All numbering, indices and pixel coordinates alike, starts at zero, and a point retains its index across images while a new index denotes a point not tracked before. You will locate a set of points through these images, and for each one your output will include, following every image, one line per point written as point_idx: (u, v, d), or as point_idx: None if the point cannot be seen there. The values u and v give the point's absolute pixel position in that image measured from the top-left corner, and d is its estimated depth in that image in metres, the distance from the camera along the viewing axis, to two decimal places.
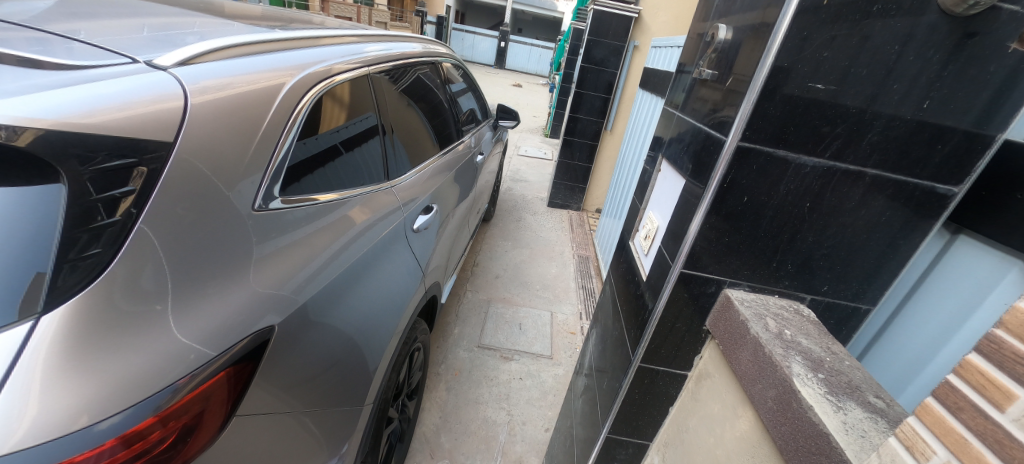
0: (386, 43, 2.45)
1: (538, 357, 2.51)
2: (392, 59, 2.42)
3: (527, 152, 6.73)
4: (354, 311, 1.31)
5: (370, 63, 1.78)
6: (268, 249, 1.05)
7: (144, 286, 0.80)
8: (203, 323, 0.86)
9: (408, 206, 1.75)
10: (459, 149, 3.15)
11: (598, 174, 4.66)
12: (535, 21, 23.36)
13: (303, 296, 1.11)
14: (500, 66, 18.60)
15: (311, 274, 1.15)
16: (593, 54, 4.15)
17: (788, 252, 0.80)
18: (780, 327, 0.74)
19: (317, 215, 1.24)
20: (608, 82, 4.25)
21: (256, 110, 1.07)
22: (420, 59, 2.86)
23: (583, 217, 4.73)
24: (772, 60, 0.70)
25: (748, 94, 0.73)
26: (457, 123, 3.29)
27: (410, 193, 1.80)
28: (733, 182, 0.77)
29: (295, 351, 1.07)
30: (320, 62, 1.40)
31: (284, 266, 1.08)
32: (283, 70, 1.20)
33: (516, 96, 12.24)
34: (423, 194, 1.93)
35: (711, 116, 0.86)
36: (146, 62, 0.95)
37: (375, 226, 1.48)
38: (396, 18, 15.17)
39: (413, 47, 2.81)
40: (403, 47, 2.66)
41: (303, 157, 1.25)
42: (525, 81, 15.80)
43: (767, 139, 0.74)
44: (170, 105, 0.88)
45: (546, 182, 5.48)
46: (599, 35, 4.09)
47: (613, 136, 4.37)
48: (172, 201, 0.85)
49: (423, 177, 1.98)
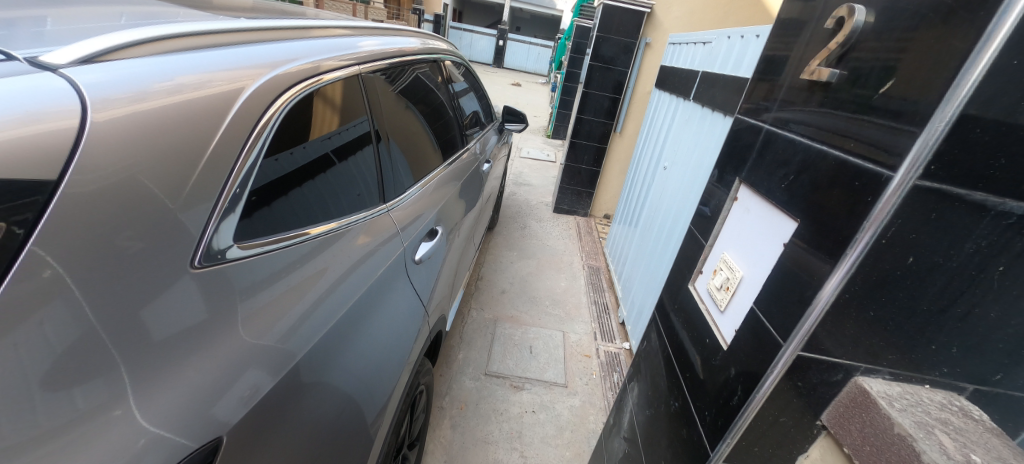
0: (379, 36, 2.19)
1: (551, 386, 2.28)
2: (388, 56, 2.17)
3: (531, 155, 6.50)
4: (350, 368, 1.19)
5: (362, 60, 1.56)
6: (252, 309, 0.95)
7: (78, 399, 0.68)
8: (160, 418, 0.76)
9: (404, 228, 1.60)
10: (462, 157, 2.94)
11: (607, 179, 4.43)
12: (535, 20, 23.11)
13: (289, 352, 1.00)
14: (500, 65, 18.31)
15: (298, 335, 1.03)
16: (600, 51, 3.91)
17: (956, 328, 0.67)
18: (956, 446, 0.63)
19: (304, 261, 1.11)
20: (617, 82, 4.01)
21: (192, 126, 0.87)
22: (419, 56, 2.62)
23: (591, 224, 4.50)
24: (996, 56, 0.57)
25: (945, 107, 0.61)
26: (460, 127, 3.07)
27: (409, 213, 1.66)
28: (896, 237, 0.68)
29: (278, 421, 0.97)
30: (297, 60, 1.17)
31: (267, 329, 0.96)
32: (238, 71, 1.00)
33: (517, 97, 11.99)
34: (426, 214, 1.80)
35: (867, 139, 0.74)
36: (36, 64, 0.80)
37: (376, 256, 1.36)
38: (393, 17, 14.87)
39: (411, 42, 2.56)
40: (400, 41, 2.41)
41: (269, 180, 1.05)
42: (525, 81, 15.56)
43: (962, 177, 0.61)
44: (49, 127, 0.71)
45: (551, 186, 5.25)
46: (608, 32, 3.84)
47: (622, 139, 4.14)
48: (119, 284, 0.74)
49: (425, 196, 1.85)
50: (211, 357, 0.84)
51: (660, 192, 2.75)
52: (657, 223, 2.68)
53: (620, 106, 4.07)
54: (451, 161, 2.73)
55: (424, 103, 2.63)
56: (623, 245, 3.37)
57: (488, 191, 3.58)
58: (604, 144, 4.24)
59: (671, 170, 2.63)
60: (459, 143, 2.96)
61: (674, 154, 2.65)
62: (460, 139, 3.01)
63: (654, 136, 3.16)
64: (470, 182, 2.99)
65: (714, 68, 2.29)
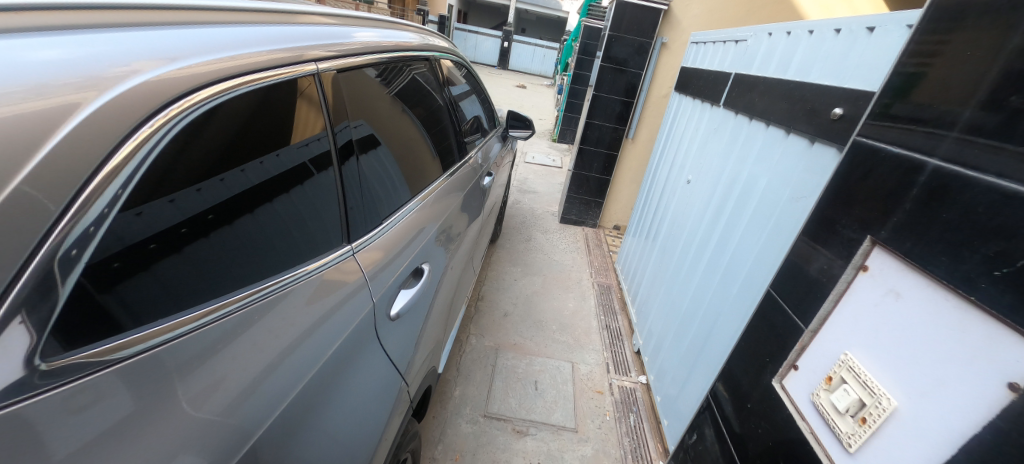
0: (372, 29, 1.92)
1: (560, 430, 2.01)
2: (382, 53, 1.91)
3: (535, 160, 6.23)
4: (318, 441, 1.06)
5: (337, 57, 1.32)
6: (196, 384, 0.79)
7: None
8: None
9: (393, 251, 1.45)
10: (465, 165, 2.70)
11: (617, 189, 4.15)
12: (540, 22, 22.90)
13: (244, 429, 0.86)
14: (504, 68, 18.09)
15: (254, 408, 0.88)
16: (612, 52, 3.62)
17: None
18: None
19: (260, 315, 0.94)
20: (629, 84, 3.73)
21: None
22: (416, 53, 2.35)
23: (599, 236, 4.22)
24: None
25: None
26: (461, 133, 2.81)
27: (403, 236, 1.52)
28: None
29: None
30: (235, 48, 0.92)
31: (213, 408, 0.81)
32: (97, 73, 0.69)
33: (521, 100, 11.75)
34: (422, 237, 1.66)
35: None
36: None
37: (362, 294, 1.23)
38: (396, 17, 14.64)
39: (408, 38, 2.30)
40: (395, 36, 2.15)
41: (199, 205, 0.84)
42: (530, 84, 15.32)
43: None
44: None
45: (557, 195, 4.97)
46: (621, 30, 3.54)
47: (635, 146, 3.90)
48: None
49: (421, 218, 1.72)
50: (147, 455, 0.71)
51: (680, 206, 2.54)
52: (677, 240, 2.46)
53: (632, 111, 3.79)
54: (454, 170, 2.50)
55: (422, 106, 2.39)
56: (637, 264, 3.10)
57: (491, 201, 3.31)
58: (614, 152, 3.96)
59: (693, 182, 2.43)
60: (460, 150, 2.71)
61: (696, 165, 2.44)
62: (461, 146, 2.76)
63: (672, 143, 2.94)
64: (473, 194, 2.75)
65: (751, 67, 2.03)
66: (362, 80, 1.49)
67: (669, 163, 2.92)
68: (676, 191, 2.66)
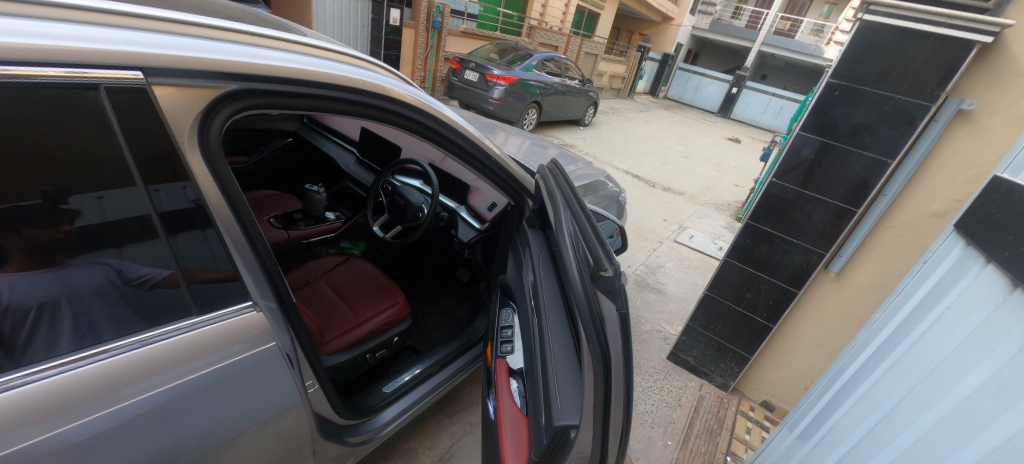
0: (369, 71, 1.18)
1: None
2: (272, 88, 0.92)
3: (692, 241, 4.52)
4: None
5: (373, 95, 1.14)
6: None
7: None
8: None
9: (27, 426, 0.68)
10: (554, 381, 1.14)
11: (781, 345, 2.38)
12: (790, 69, 19.04)
13: None
14: (725, 115, 15.51)
15: None
16: (826, 118, 1.93)
17: None
18: None
19: (97, 369, 0.75)
20: (857, 178, 1.92)
21: None
22: (420, 107, 1.29)
23: (724, 405, 2.50)
24: None
25: None
26: (611, 310, 1.00)
27: (102, 391, 0.76)
28: None
29: None
30: (193, 48, 0.82)
31: None
32: None
33: (725, 154, 9.50)
34: (196, 416, 0.88)
35: None
36: None
37: (216, 405, 0.90)
38: (613, 51, 14.05)
39: (413, 92, 1.33)
40: (376, 77, 1.19)
41: (94, 220, 0.76)
42: (749, 136, 12.61)
43: None
44: None
45: (689, 307, 3.33)
46: (855, 79, 1.84)
47: (836, 289, 2.14)
48: None
49: (230, 409, 0.93)
50: None
51: (887, 413, 1.16)
52: (905, 373, 1.14)
53: (857, 235, 2.02)
54: (614, 436, 1.01)
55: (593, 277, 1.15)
56: (769, 456, 1.69)
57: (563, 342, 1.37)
58: (790, 288, 2.21)
59: (957, 387, 1.00)
60: (574, 356, 1.17)
61: (999, 327, 0.94)
62: (568, 349, 1.18)
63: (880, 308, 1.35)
64: (524, 408, 1.27)
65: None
66: (138, 113, 0.76)
67: (846, 354, 1.40)
68: (916, 327, 1.14)
